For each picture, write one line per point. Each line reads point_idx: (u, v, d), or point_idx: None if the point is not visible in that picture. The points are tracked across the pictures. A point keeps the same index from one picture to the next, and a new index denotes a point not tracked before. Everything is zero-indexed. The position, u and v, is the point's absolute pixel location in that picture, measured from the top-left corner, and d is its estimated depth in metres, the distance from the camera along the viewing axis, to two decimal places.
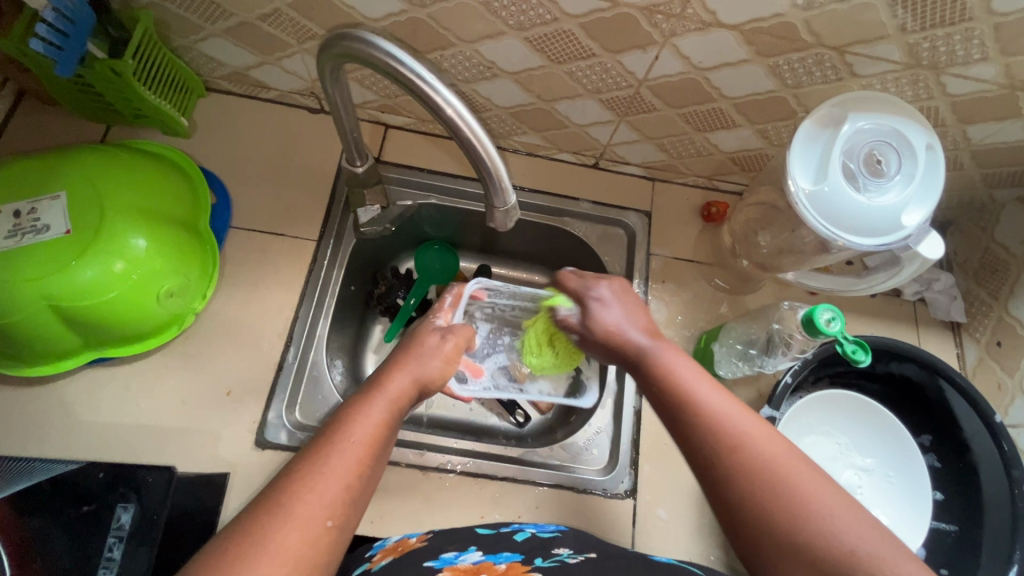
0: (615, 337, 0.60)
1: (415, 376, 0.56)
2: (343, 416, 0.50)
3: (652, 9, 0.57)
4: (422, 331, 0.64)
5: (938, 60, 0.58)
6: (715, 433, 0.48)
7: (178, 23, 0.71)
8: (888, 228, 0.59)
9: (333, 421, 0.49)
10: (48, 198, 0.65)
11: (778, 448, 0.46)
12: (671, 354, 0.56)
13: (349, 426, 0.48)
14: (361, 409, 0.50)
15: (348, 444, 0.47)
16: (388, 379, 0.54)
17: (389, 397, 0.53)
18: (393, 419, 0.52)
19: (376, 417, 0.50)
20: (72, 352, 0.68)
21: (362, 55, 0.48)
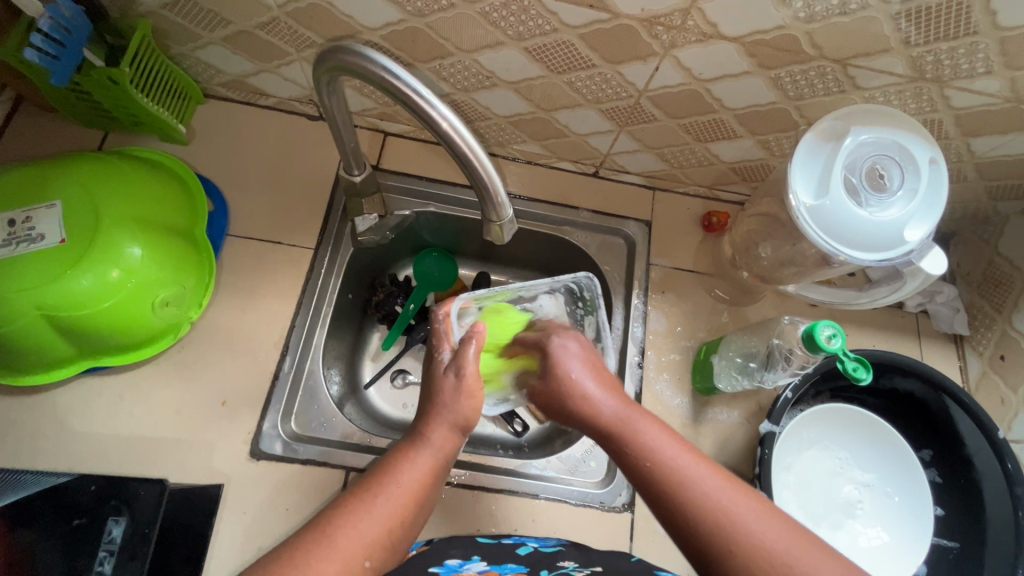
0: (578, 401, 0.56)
1: (452, 423, 0.55)
2: (391, 463, 0.52)
3: (653, 20, 0.56)
4: (434, 373, 0.58)
5: (942, 73, 0.57)
6: (712, 521, 0.45)
7: (176, 31, 0.71)
8: (890, 244, 0.58)
9: (383, 468, 0.52)
10: (44, 206, 0.64)
11: (779, 533, 0.44)
12: (645, 424, 0.53)
13: (396, 473, 0.51)
14: (408, 455, 0.53)
15: (393, 492, 0.50)
16: (431, 426, 0.55)
17: (435, 447, 0.54)
18: (439, 470, 0.54)
19: (422, 463, 0.52)
20: (66, 362, 0.68)
21: (358, 68, 0.48)
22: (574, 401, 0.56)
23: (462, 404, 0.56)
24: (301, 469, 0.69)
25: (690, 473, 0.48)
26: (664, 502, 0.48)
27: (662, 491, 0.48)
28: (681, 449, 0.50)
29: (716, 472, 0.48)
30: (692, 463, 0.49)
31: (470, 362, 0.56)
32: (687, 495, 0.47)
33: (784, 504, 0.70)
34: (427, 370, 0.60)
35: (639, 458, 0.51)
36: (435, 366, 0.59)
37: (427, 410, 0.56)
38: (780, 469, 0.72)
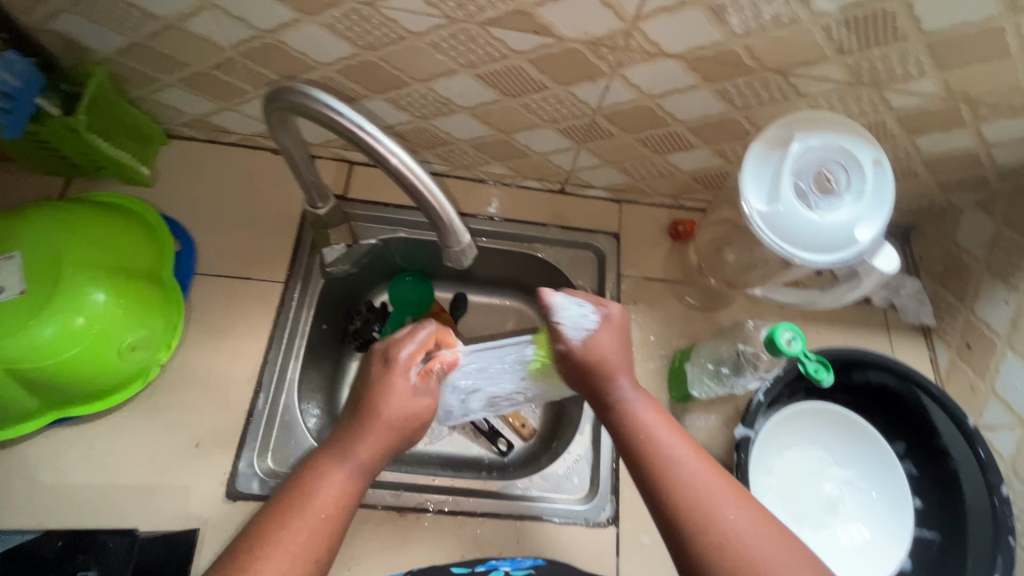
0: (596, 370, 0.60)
1: (378, 435, 0.55)
2: (301, 481, 0.52)
3: (596, 43, 0.58)
4: (383, 391, 0.58)
5: (879, 78, 0.60)
6: (691, 496, 0.50)
7: (134, 76, 0.71)
8: (843, 244, 0.59)
9: (291, 487, 0.52)
10: (2, 258, 0.64)
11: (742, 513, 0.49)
12: (648, 409, 0.58)
13: (311, 488, 0.51)
14: (321, 472, 0.53)
15: (304, 508, 0.50)
16: (348, 441, 0.55)
17: (355, 462, 0.53)
18: (361, 482, 0.54)
19: (340, 480, 0.53)
20: (32, 416, 0.66)
21: (304, 108, 0.49)
22: (610, 373, 0.59)
23: (396, 422, 0.56)
24: None
25: (676, 457, 0.53)
26: (659, 472, 0.52)
27: (663, 478, 0.52)
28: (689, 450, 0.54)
29: (710, 465, 0.53)
30: (690, 457, 0.53)
31: (432, 390, 0.61)
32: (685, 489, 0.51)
33: (767, 507, 0.70)
34: (376, 388, 0.58)
35: (639, 436, 0.56)
36: (397, 392, 0.58)
37: (353, 424, 0.55)
38: (761, 472, 0.72)
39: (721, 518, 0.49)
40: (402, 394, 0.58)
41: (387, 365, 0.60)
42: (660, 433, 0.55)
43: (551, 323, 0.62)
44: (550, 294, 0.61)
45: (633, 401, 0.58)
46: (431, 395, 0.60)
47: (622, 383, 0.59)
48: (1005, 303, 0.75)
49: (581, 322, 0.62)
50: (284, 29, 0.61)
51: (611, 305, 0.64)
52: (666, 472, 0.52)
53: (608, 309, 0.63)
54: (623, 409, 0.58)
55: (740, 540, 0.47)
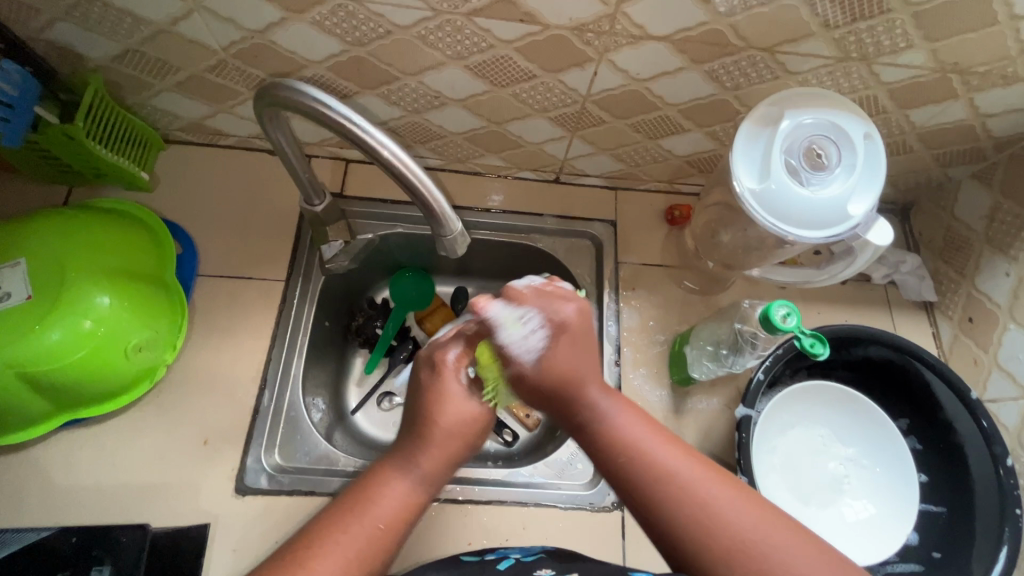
0: (567, 391, 0.54)
1: (445, 447, 0.53)
2: (360, 494, 0.50)
3: (582, 28, 0.58)
4: (448, 397, 0.54)
5: (867, 51, 0.59)
6: (684, 500, 0.48)
7: (129, 82, 0.73)
8: (836, 219, 0.59)
9: (350, 498, 0.50)
10: (8, 266, 0.65)
11: (746, 511, 0.47)
12: (622, 412, 0.54)
13: (374, 497, 0.50)
14: (388, 480, 0.51)
15: (366, 520, 0.48)
16: (422, 449, 0.52)
17: (426, 475, 0.52)
18: (426, 493, 0.52)
19: (396, 494, 0.50)
20: (44, 419, 0.68)
21: (294, 103, 0.50)
22: (582, 392, 0.54)
23: (456, 427, 0.54)
24: (287, 501, 0.69)
25: (665, 463, 0.50)
26: (645, 482, 0.49)
27: (650, 480, 0.49)
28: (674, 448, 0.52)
29: (705, 467, 0.50)
30: (679, 460, 0.50)
31: (490, 388, 0.57)
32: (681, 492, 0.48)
33: (771, 486, 0.71)
34: (435, 393, 0.55)
35: (614, 445, 0.52)
36: (454, 395, 0.55)
37: (419, 430, 0.53)
38: (764, 452, 0.72)
39: (725, 519, 0.47)
40: (460, 399, 0.55)
41: (435, 369, 0.56)
42: (642, 440, 0.52)
43: (499, 344, 0.56)
44: (515, 284, 0.59)
45: (610, 412, 0.54)
46: (489, 394, 0.56)
47: (594, 395, 0.54)
48: (1005, 275, 0.75)
49: (527, 340, 0.55)
50: (273, 28, 0.62)
51: (580, 300, 0.58)
52: (655, 476, 0.49)
53: (565, 311, 0.56)
54: (596, 421, 0.53)
55: (749, 539, 0.46)
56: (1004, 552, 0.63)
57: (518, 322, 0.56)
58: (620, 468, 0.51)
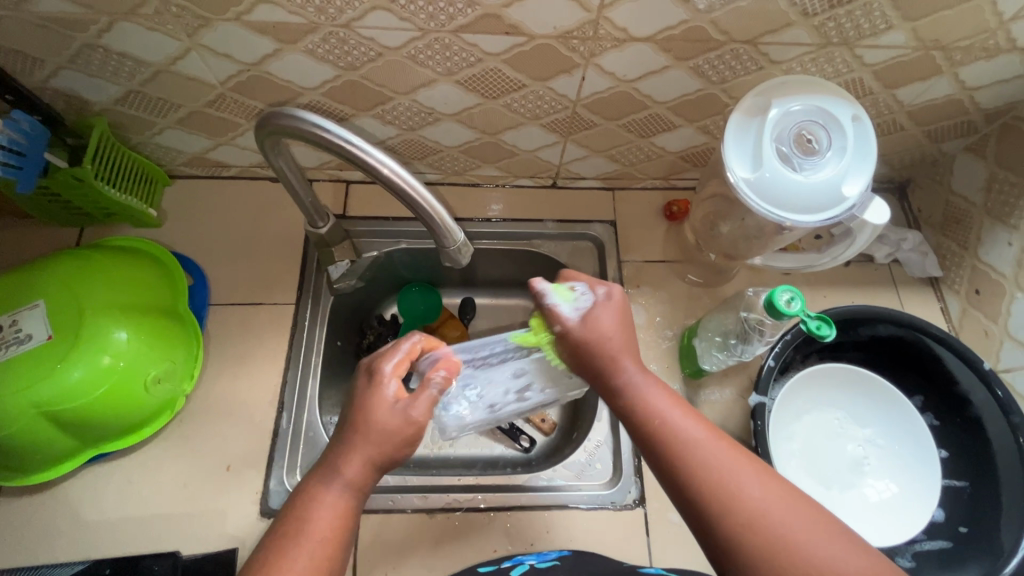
0: (597, 349, 0.58)
1: (369, 456, 0.52)
2: (296, 510, 0.50)
3: (566, 36, 0.60)
4: (374, 407, 0.53)
5: (848, 36, 0.61)
6: (709, 477, 0.49)
7: (132, 122, 0.75)
8: (832, 201, 0.60)
9: (289, 515, 0.50)
10: (27, 308, 0.67)
11: (765, 489, 0.48)
12: (650, 385, 0.56)
13: (306, 516, 0.49)
14: (316, 496, 0.50)
15: (306, 539, 0.48)
16: (344, 462, 0.51)
17: (351, 485, 0.51)
18: (355, 502, 0.51)
19: (329, 502, 0.50)
20: (69, 455, 0.69)
21: (294, 129, 0.52)
22: (613, 358, 0.58)
23: (384, 435, 0.52)
24: None
25: (697, 441, 0.51)
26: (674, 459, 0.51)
27: (679, 454, 0.51)
28: (688, 414, 0.54)
29: (728, 444, 0.51)
30: (706, 437, 0.51)
31: (418, 400, 0.54)
32: (708, 470, 0.49)
33: (792, 473, 0.71)
34: (364, 405, 0.54)
35: (644, 417, 0.54)
36: (381, 402, 0.53)
37: (345, 441, 0.52)
38: (781, 439, 0.72)
39: (746, 496, 0.47)
40: (384, 406, 0.53)
41: (368, 381, 0.55)
42: (673, 415, 0.54)
43: (547, 309, 0.61)
44: (539, 282, 0.62)
45: (640, 382, 0.56)
46: (415, 405, 0.53)
47: (626, 367, 0.57)
48: (1007, 246, 0.75)
49: (578, 303, 0.61)
50: (268, 60, 0.64)
51: (613, 285, 0.61)
52: (686, 451, 0.51)
53: (608, 288, 0.61)
54: (628, 395, 0.56)
55: (767, 518, 0.46)
56: None
57: (569, 292, 0.62)
58: (653, 441, 0.53)
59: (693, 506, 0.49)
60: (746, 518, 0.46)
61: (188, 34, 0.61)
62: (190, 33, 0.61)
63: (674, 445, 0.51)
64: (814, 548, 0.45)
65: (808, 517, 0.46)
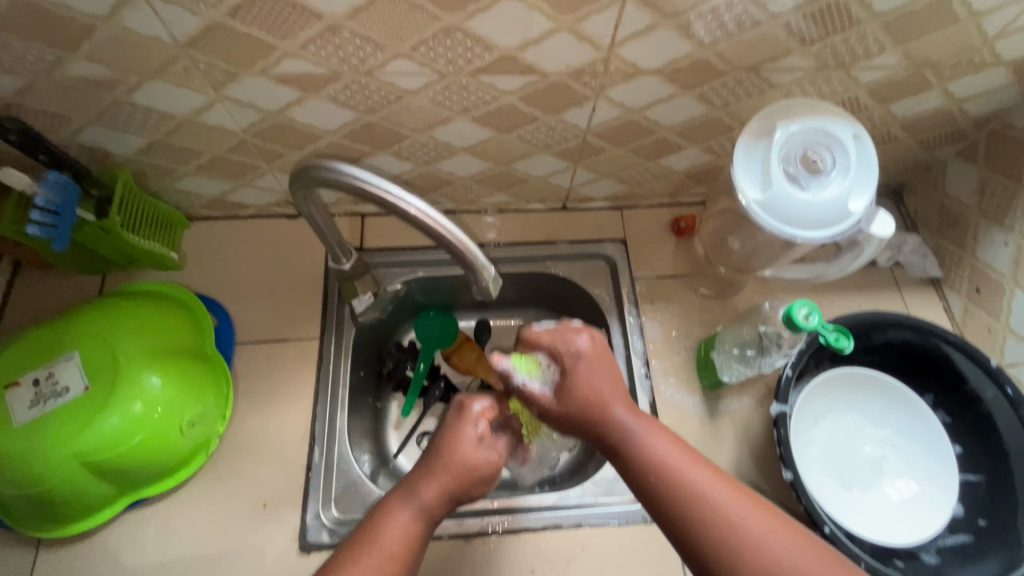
0: (594, 409, 0.58)
1: (446, 483, 0.56)
2: (377, 524, 0.54)
3: (578, 72, 0.63)
4: (460, 438, 0.58)
5: (844, 59, 0.64)
6: (720, 528, 0.50)
7: (154, 171, 0.77)
8: (839, 217, 0.63)
9: (370, 528, 0.54)
10: (62, 360, 0.68)
11: (773, 535, 0.50)
12: (650, 432, 0.56)
13: (382, 527, 0.54)
14: (393, 511, 0.55)
15: (377, 548, 0.52)
16: (422, 483, 0.56)
17: (425, 507, 0.55)
18: (427, 525, 0.55)
19: (406, 521, 0.54)
20: (108, 502, 0.70)
21: (328, 178, 0.54)
22: (606, 407, 0.58)
23: (466, 466, 0.57)
24: None
25: (702, 491, 0.52)
26: (682, 512, 0.51)
27: (689, 508, 0.51)
28: (688, 458, 0.54)
29: (733, 490, 0.52)
30: (712, 485, 0.52)
31: (498, 448, 0.60)
32: (718, 521, 0.50)
33: (814, 477, 0.73)
34: (452, 435, 0.59)
35: (644, 466, 0.54)
36: (465, 436, 0.58)
37: (428, 463, 0.57)
38: (802, 445, 0.75)
39: (757, 543, 0.49)
40: (469, 442, 0.58)
41: (460, 412, 0.61)
42: (674, 463, 0.54)
43: (518, 391, 0.61)
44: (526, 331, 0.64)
45: (633, 427, 0.57)
46: (495, 453, 0.59)
47: (620, 414, 0.57)
48: (1004, 245, 0.78)
49: (546, 376, 0.61)
50: (290, 107, 0.66)
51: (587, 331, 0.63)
52: (696, 507, 0.51)
53: (583, 341, 0.61)
54: (626, 443, 0.56)
55: (779, 561, 0.48)
56: None
57: (534, 365, 0.62)
58: (657, 495, 0.53)
59: (703, 558, 0.50)
60: (759, 572, 0.48)
61: (214, 88, 0.63)
62: (216, 87, 0.63)
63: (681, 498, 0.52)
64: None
65: (815, 554, 0.49)
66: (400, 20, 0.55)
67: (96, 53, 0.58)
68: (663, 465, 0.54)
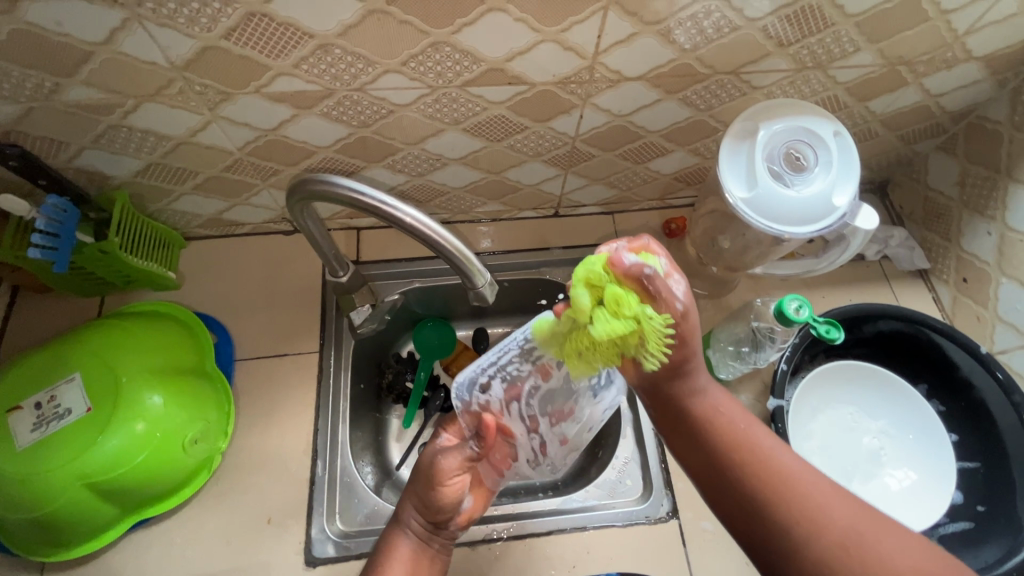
0: (676, 363, 0.49)
1: (423, 504, 0.63)
2: (379, 560, 0.61)
3: (565, 81, 0.64)
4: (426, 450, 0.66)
5: (821, 59, 0.66)
6: (790, 500, 0.48)
7: (151, 192, 0.78)
8: (824, 212, 0.64)
9: (374, 564, 0.61)
10: (64, 382, 0.68)
11: (852, 510, 0.47)
12: (718, 396, 0.52)
13: (386, 555, 0.61)
14: (390, 543, 0.62)
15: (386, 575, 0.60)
16: (405, 509, 0.64)
17: (415, 530, 0.63)
18: (424, 545, 0.63)
19: (402, 550, 0.62)
20: (112, 524, 0.70)
21: (324, 192, 0.56)
22: (685, 369, 0.50)
23: (427, 479, 0.63)
24: (357, 564, 0.72)
25: (773, 459, 0.49)
26: (749, 480, 0.49)
27: (756, 478, 0.49)
28: (757, 427, 0.52)
29: (800, 459, 0.51)
30: (778, 451, 0.50)
31: (450, 453, 0.63)
32: (787, 489, 0.48)
33: None
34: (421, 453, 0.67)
35: (715, 430, 0.51)
36: (427, 449, 0.66)
37: (407, 488, 0.65)
38: (801, 439, 0.75)
39: (832, 519, 0.47)
40: (427, 452, 0.65)
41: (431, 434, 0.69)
42: (744, 430, 0.51)
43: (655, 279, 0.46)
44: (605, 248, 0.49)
45: (711, 397, 0.52)
46: (445, 457, 0.63)
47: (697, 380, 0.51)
48: (987, 235, 0.80)
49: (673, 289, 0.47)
50: (284, 125, 0.68)
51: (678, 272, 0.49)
52: (769, 475, 0.49)
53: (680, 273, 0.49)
54: (697, 405, 0.51)
55: (860, 542, 0.45)
56: None
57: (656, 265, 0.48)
58: (723, 456, 0.50)
59: (770, 528, 0.48)
60: (838, 543, 0.46)
61: (210, 108, 0.65)
62: (211, 107, 0.65)
63: (749, 464, 0.49)
64: (899, 570, 0.44)
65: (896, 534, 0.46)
66: (390, 36, 0.56)
67: (93, 78, 0.59)
68: (731, 431, 0.51)
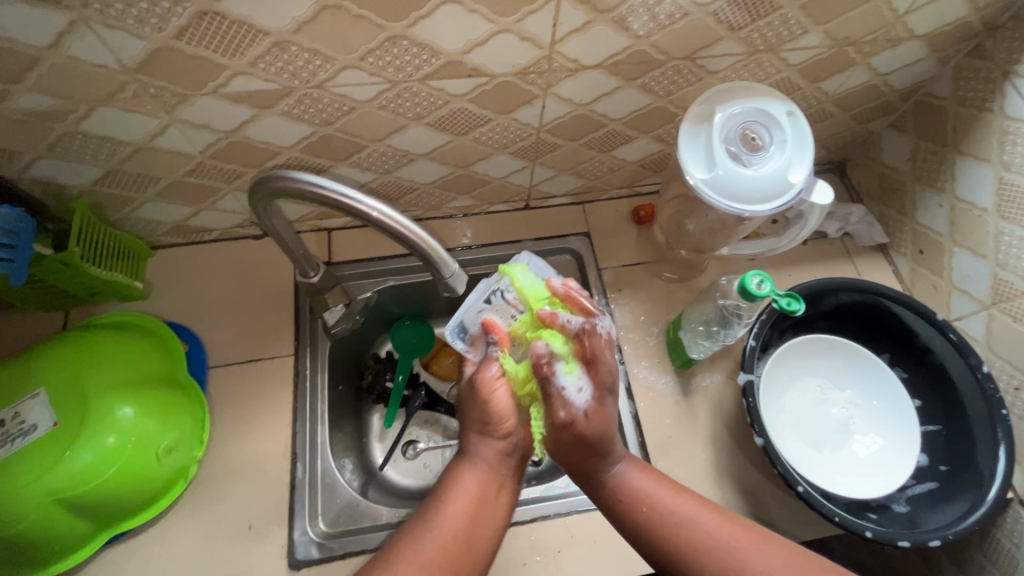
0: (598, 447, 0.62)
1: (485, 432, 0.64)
2: (444, 491, 0.61)
3: (524, 71, 0.65)
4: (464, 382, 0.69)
5: (771, 42, 0.68)
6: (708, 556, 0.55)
7: (112, 200, 0.76)
8: (782, 189, 0.66)
9: (435, 495, 0.61)
10: (28, 399, 0.66)
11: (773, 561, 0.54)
12: (636, 473, 0.63)
13: (452, 485, 0.61)
14: (457, 474, 0.62)
15: (453, 500, 0.59)
16: (474, 442, 0.64)
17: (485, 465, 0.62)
18: (490, 482, 0.62)
19: (469, 481, 0.61)
20: (86, 539, 0.69)
21: (286, 189, 0.55)
22: (608, 451, 0.62)
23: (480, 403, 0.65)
24: (341, 563, 0.72)
25: (692, 522, 0.58)
26: (672, 549, 0.57)
27: (678, 545, 0.57)
28: (678, 497, 0.60)
29: (717, 516, 0.58)
30: (696, 514, 0.58)
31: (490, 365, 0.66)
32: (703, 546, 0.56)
33: (785, 442, 0.76)
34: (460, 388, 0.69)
35: (634, 508, 0.60)
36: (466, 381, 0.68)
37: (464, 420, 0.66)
38: (773, 412, 0.78)
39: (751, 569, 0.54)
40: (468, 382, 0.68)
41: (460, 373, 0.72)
42: (661, 498, 0.60)
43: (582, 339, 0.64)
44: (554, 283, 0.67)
45: (628, 475, 0.62)
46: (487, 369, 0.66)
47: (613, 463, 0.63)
48: (939, 207, 0.83)
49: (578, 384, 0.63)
50: (245, 126, 0.67)
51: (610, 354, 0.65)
52: (689, 537, 0.57)
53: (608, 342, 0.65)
54: (615, 488, 0.62)
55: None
56: (1003, 450, 0.69)
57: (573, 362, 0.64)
58: (648, 528, 0.59)
59: None
60: None
61: (167, 111, 0.64)
62: (169, 110, 0.64)
63: (670, 528, 0.58)
64: None
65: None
66: (345, 32, 0.56)
67: (42, 84, 0.58)
68: (653, 503, 0.60)
